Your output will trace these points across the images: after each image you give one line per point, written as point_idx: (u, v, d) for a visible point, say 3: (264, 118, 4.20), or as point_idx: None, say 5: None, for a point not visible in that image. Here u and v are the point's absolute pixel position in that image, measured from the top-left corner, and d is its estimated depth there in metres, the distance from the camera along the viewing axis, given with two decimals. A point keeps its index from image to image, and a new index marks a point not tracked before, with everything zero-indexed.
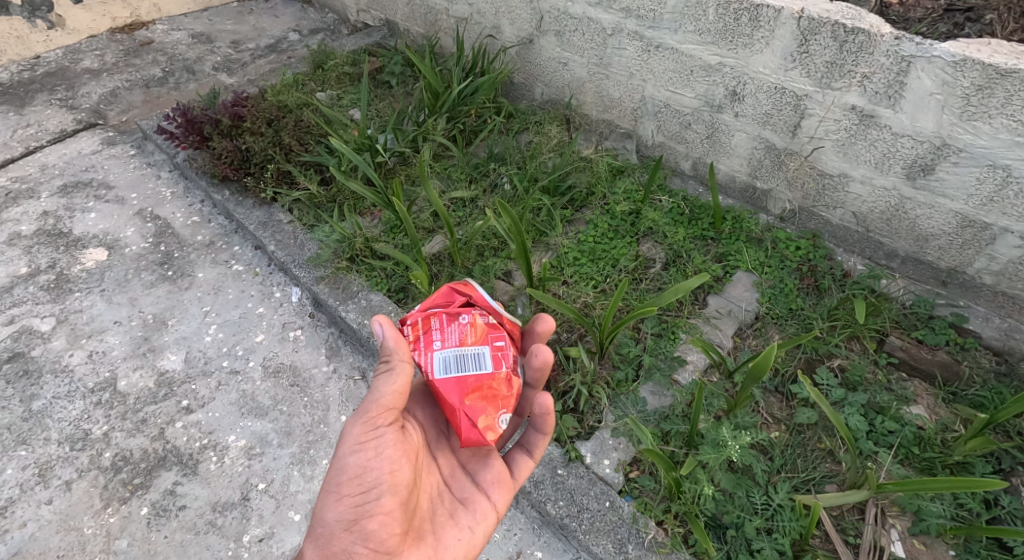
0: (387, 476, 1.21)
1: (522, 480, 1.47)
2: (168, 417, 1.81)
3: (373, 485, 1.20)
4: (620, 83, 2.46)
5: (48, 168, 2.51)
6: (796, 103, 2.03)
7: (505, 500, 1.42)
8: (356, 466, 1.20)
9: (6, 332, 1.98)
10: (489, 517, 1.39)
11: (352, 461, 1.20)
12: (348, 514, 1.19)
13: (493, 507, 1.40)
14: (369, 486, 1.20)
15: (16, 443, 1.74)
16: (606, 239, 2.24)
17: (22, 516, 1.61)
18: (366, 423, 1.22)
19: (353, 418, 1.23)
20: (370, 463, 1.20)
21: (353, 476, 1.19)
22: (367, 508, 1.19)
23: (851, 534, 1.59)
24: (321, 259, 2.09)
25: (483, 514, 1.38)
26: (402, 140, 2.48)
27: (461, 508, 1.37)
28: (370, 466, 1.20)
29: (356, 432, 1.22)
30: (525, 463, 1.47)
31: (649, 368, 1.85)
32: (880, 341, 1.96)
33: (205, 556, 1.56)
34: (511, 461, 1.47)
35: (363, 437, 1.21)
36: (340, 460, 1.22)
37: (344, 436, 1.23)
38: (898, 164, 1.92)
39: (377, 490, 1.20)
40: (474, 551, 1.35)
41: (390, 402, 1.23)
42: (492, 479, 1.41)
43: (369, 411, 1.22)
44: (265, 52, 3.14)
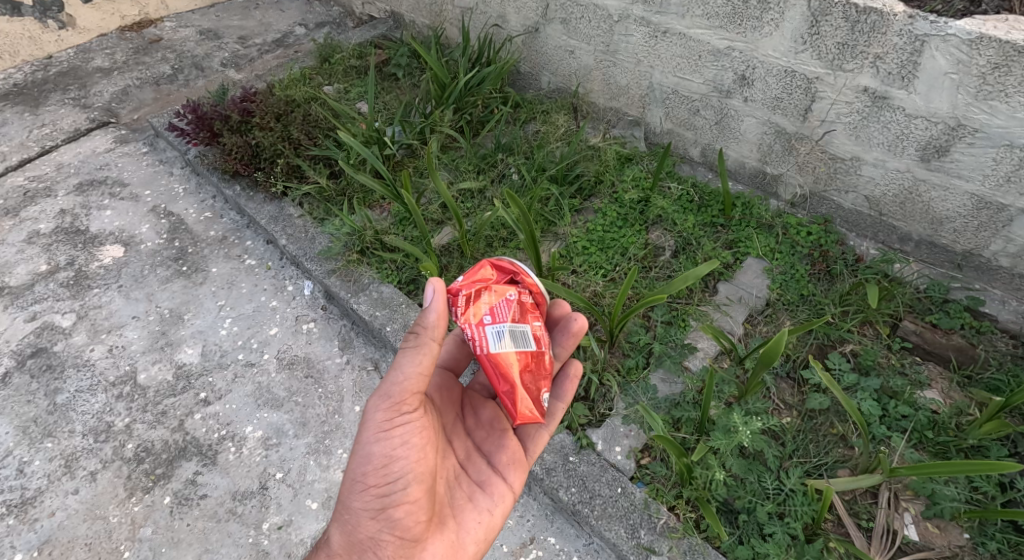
0: (412, 466, 1.21)
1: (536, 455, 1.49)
2: (187, 409, 1.85)
3: (398, 475, 1.20)
4: (628, 70, 2.44)
5: (64, 167, 2.55)
6: (807, 87, 2.01)
7: (521, 480, 1.44)
8: (380, 455, 1.20)
9: (29, 328, 2.03)
10: (507, 498, 1.42)
11: (376, 451, 1.20)
12: (374, 504, 1.21)
13: (510, 487, 1.42)
14: (394, 477, 1.20)
15: (42, 435, 1.78)
16: (615, 227, 2.24)
17: (50, 506, 1.65)
18: (388, 410, 1.20)
19: (377, 404, 1.21)
20: (394, 452, 1.20)
21: (379, 466, 1.20)
22: (392, 498, 1.21)
23: (864, 518, 1.59)
24: (333, 252, 2.11)
25: (501, 496, 1.41)
26: (410, 132, 2.49)
27: (478, 491, 1.40)
28: (394, 456, 1.20)
29: (379, 419, 1.20)
30: (540, 435, 1.48)
31: (660, 356, 1.85)
32: (893, 325, 1.96)
33: (227, 543, 1.59)
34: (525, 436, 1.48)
35: (386, 426, 1.20)
36: (364, 447, 1.21)
37: (366, 422, 1.21)
38: (912, 146, 1.90)
39: (402, 480, 1.21)
40: (494, 533, 1.39)
41: (413, 384, 1.20)
42: (509, 461, 1.44)
43: (393, 397, 1.20)
44: (272, 47, 3.15)
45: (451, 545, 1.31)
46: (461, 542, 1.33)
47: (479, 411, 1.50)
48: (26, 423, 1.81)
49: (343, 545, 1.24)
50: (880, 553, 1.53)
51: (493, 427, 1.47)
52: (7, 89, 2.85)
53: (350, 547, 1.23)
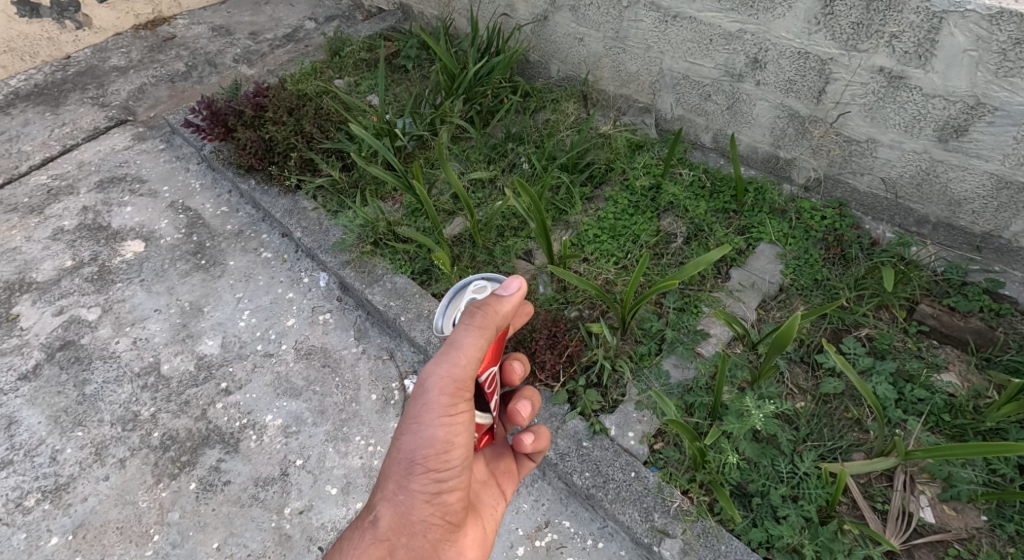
0: (468, 454, 1.19)
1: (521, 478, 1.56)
2: (209, 398, 1.89)
3: (457, 464, 1.18)
4: (637, 57, 2.44)
5: (85, 165, 2.61)
6: (821, 68, 1.99)
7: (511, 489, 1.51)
8: (443, 441, 1.15)
9: (57, 321, 2.08)
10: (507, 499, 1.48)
11: (439, 436, 1.15)
12: (432, 488, 1.17)
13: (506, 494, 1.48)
14: (454, 464, 1.17)
15: (73, 424, 1.84)
16: (627, 215, 2.24)
17: (82, 492, 1.71)
18: (454, 394, 1.15)
19: (441, 386, 1.14)
20: (456, 440, 1.16)
21: (440, 451, 1.15)
22: (448, 485, 1.18)
23: (879, 501, 1.60)
24: (347, 243, 2.15)
25: (502, 496, 1.47)
26: (420, 123, 2.50)
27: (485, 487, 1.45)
28: (456, 444, 1.17)
29: (444, 402, 1.14)
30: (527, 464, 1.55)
31: (672, 342, 1.87)
32: (910, 309, 1.95)
33: (251, 527, 1.64)
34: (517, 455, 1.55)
35: (451, 411, 1.15)
36: (426, 429, 1.15)
37: (428, 404, 1.15)
38: (930, 126, 1.88)
39: (460, 467, 1.18)
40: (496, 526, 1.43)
41: (467, 363, 1.15)
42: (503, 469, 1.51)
43: (457, 381, 1.15)
44: (283, 41, 3.18)
45: (477, 531, 1.33)
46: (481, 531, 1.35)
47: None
48: (57, 413, 1.86)
49: (391, 526, 1.17)
50: (896, 535, 1.53)
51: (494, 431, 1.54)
52: (28, 90, 2.91)
53: (398, 529, 1.17)
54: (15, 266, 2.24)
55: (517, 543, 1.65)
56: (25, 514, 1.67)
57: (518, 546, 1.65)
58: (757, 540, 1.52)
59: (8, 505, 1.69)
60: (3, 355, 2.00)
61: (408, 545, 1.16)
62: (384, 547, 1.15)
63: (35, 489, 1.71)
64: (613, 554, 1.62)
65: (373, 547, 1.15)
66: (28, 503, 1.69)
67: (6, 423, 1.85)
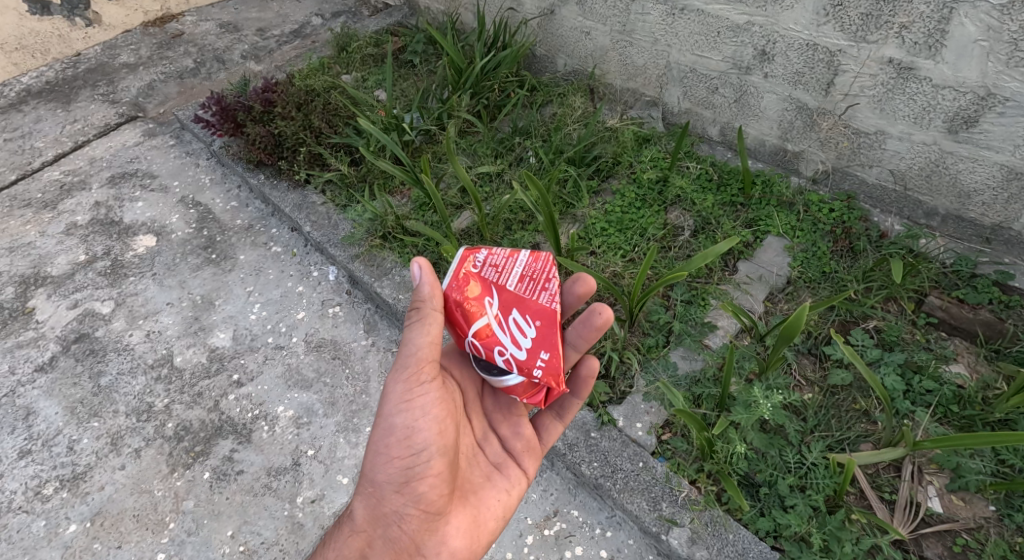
0: (434, 438, 1.25)
1: (550, 442, 1.55)
2: (221, 390, 1.92)
3: (422, 450, 1.25)
4: (645, 50, 2.44)
5: (97, 161, 2.63)
6: (830, 60, 1.99)
7: (534, 466, 1.50)
8: (403, 428, 1.25)
9: (72, 315, 2.11)
10: (523, 480, 1.48)
11: (398, 423, 1.25)
12: (399, 476, 1.25)
13: (520, 473, 1.48)
14: (418, 448, 1.24)
15: (89, 415, 1.87)
16: (634, 208, 2.24)
17: (99, 480, 1.73)
18: (410, 378, 1.26)
19: (397, 376, 1.26)
20: (416, 424, 1.25)
21: (401, 437, 1.24)
22: (417, 471, 1.25)
23: (887, 490, 1.60)
24: (355, 237, 2.16)
25: (519, 477, 1.47)
26: (428, 118, 2.50)
27: (493, 473, 1.45)
28: (417, 428, 1.25)
29: (401, 389, 1.25)
30: (555, 427, 1.55)
31: (680, 334, 1.87)
32: (918, 301, 1.94)
33: (264, 516, 1.66)
34: (540, 426, 1.55)
35: (408, 397, 1.25)
36: (388, 419, 1.26)
37: (390, 395, 1.27)
38: (939, 117, 1.87)
39: (425, 451, 1.25)
40: (507, 513, 1.43)
41: (421, 352, 1.25)
42: (523, 447, 1.49)
43: (411, 366, 1.25)
44: (290, 37, 3.19)
45: (472, 519, 1.36)
46: (479, 519, 1.37)
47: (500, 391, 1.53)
48: (73, 404, 1.89)
49: (367, 519, 1.28)
50: (903, 524, 1.54)
51: (513, 409, 1.51)
52: (39, 87, 2.94)
53: (374, 521, 1.27)
54: (30, 260, 2.27)
55: (526, 532, 1.67)
56: (43, 502, 1.70)
57: (527, 535, 1.66)
58: (765, 529, 1.53)
59: (26, 493, 1.72)
60: (19, 348, 2.03)
61: (383, 535, 1.26)
62: (362, 538, 1.27)
63: (53, 478, 1.74)
64: (621, 543, 1.63)
65: (353, 538, 1.27)
66: (47, 491, 1.72)
67: (24, 414, 1.88)
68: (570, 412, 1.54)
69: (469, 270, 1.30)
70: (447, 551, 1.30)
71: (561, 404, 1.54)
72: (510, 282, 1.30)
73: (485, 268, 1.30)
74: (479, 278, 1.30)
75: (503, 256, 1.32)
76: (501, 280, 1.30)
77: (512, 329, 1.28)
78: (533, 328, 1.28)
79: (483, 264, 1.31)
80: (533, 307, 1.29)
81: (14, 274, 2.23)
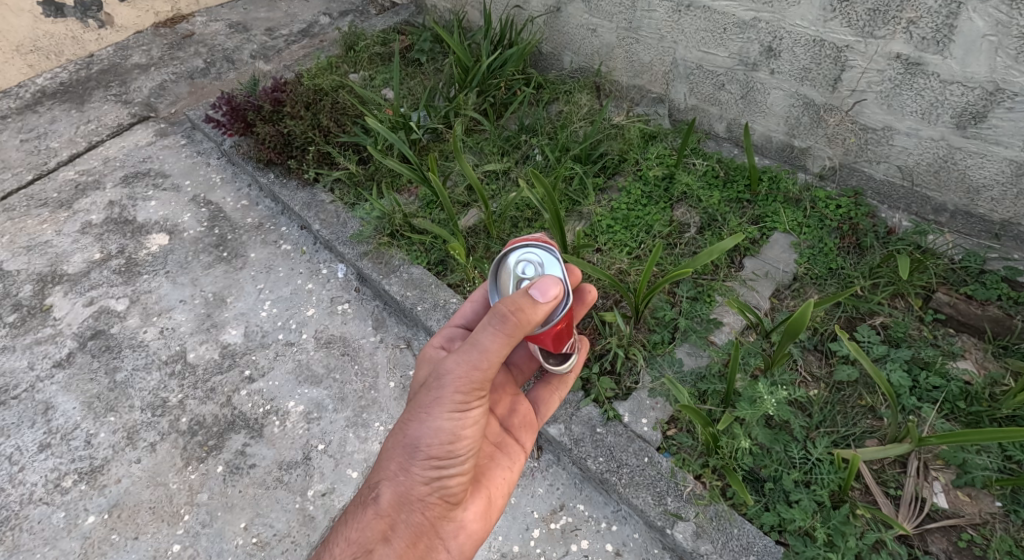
0: (472, 442, 1.27)
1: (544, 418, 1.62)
2: (234, 385, 1.95)
3: (460, 450, 1.26)
4: (651, 47, 2.44)
5: (110, 161, 2.67)
6: (837, 55, 1.99)
7: (530, 441, 1.56)
8: (449, 432, 1.23)
9: (88, 312, 2.15)
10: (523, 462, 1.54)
11: (445, 427, 1.23)
12: (433, 470, 1.26)
13: (523, 450, 1.53)
14: (457, 452, 1.26)
15: (106, 410, 1.90)
16: (640, 206, 2.25)
17: (116, 473, 1.77)
18: (469, 393, 1.22)
19: (456, 386, 1.20)
20: (462, 430, 1.24)
21: (446, 441, 1.23)
22: (450, 467, 1.27)
23: (892, 486, 1.61)
24: (364, 235, 2.18)
25: (518, 456, 1.52)
26: (435, 116, 2.52)
27: (499, 453, 1.49)
28: (463, 434, 1.25)
29: (455, 400, 1.21)
30: (552, 399, 1.61)
31: (685, 330, 1.89)
32: (926, 297, 1.95)
33: (276, 508, 1.70)
34: (538, 403, 1.60)
35: (461, 405, 1.23)
36: (433, 421, 1.23)
37: (439, 400, 1.21)
38: (947, 113, 1.87)
39: (463, 453, 1.27)
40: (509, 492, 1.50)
41: (489, 371, 1.20)
42: (519, 424, 1.55)
43: (474, 384, 1.20)
44: (299, 37, 3.22)
45: (485, 504, 1.41)
46: (490, 502, 1.42)
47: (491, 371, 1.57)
48: (90, 399, 1.93)
49: (391, 503, 1.27)
50: (908, 519, 1.55)
51: (504, 390, 1.57)
52: (54, 88, 2.98)
53: (399, 506, 1.27)
54: (47, 258, 2.31)
55: (533, 525, 1.69)
56: (63, 494, 1.74)
57: (534, 528, 1.68)
58: (769, 524, 1.54)
59: (46, 485, 1.76)
60: (37, 344, 2.08)
61: (407, 520, 1.27)
62: (385, 521, 1.26)
63: (72, 471, 1.78)
64: (627, 536, 1.65)
65: (376, 521, 1.26)
66: (66, 484, 1.76)
67: (43, 409, 1.92)
68: (565, 387, 1.62)
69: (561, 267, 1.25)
70: (462, 537, 1.34)
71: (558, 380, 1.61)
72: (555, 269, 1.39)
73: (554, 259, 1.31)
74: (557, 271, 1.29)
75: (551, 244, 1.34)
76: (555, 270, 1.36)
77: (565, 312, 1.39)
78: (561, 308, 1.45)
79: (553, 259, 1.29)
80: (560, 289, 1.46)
81: (32, 271, 2.28)
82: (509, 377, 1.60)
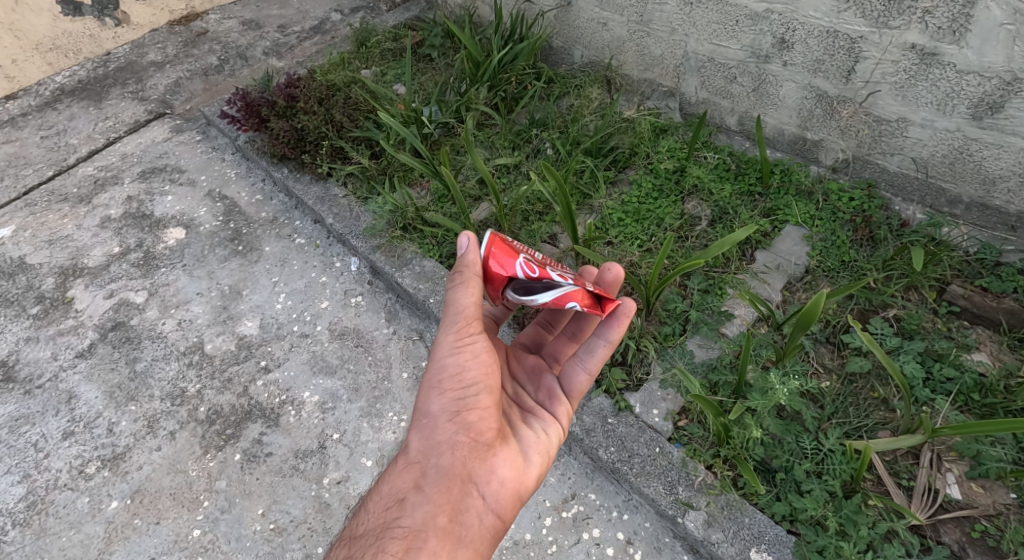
0: (483, 376, 1.29)
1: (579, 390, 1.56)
2: (250, 375, 1.98)
3: (473, 383, 1.29)
4: (662, 40, 2.44)
5: (128, 157, 2.72)
6: (851, 46, 1.97)
7: (567, 412, 1.54)
8: (454, 366, 1.29)
9: (108, 304, 2.19)
10: (558, 424, 1.50)
11: (450, 362, 1.29)
12: (451, 407, 1.28)
13: (556, 416, 1.51)
14: (468, 383, 1.28)
15: (127, 399, 1.94)
16: (651, 199, 2.26)
17: (137, 460, 1.81)
18: (461, 329, 1.29)
19: (448, 324, 1.30)
20: (468, 364, 1.29)
21: (453, 373, 1.28)
22: (468, 403, 1.28)
23: (905, 477, 1.61)
24: (377, 229, 2.21)
25: (551, 423, 1.49)
26: (446, 111, 2.54)
27: (532, 419, 1.48)
28: (468, 366, 1.29)
29: (452, 338, 1.29)
30: (581, 378, 1.55)
31: (697, 322, 1.89)
32: (940, 289, 1.93)
33: (293, 495, 1.73)
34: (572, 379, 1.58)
35: (459, 340, 1.29)
36: (439, 360, 1.30)
37: (440, 342, 1.31)
38: (963, 103, 1.86)
39: (476, 386, 1.29)
40: (550, 452, 1.45)
41: (471, 307, 1.29)
42: (551, 395, 1.54)
43: (461, 319, 1.29)
44: (311, 33, 3.24)
45: (516, 452, 1.37)
46: (524, 453, 1.39)
47: (521, 358, 1.63)
48: (111, 389, 1.97)
49: (419, 451, 1.30)
50: (921, 510, 1.55)
51: (537, 373, 1.59)
52: (72, 86, 3.03)
53: (426, 452, 1.29)
54: (68, 252, 2.36)
55: (544, 514, 1.71)
56: (87, 480, 1.78)
57: (546, 516, 1.70)
58: (780, 513, 1.55)
59: (71, 472, 1.80)
60: (60, 335, 2.12)
61: (436, 464, 1.27)
62: (415, 469, 1.28)
63: (95, 458, 1.82)
64: (638, 525, 1.66)
65: (407, 470, 1.29)
66: (90, 470, 1.80)
67: (66, 397, 1.96)
68: (598, 359, 1.53)
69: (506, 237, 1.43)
70: (495, 481, 1.31)
71: (588, 351, 1.54)
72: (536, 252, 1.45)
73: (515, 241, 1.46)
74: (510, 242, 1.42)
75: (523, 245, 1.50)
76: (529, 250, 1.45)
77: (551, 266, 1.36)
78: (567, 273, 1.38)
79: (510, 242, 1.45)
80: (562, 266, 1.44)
81: (53, 265, 2.32)
82: (541, 360, 1.63)
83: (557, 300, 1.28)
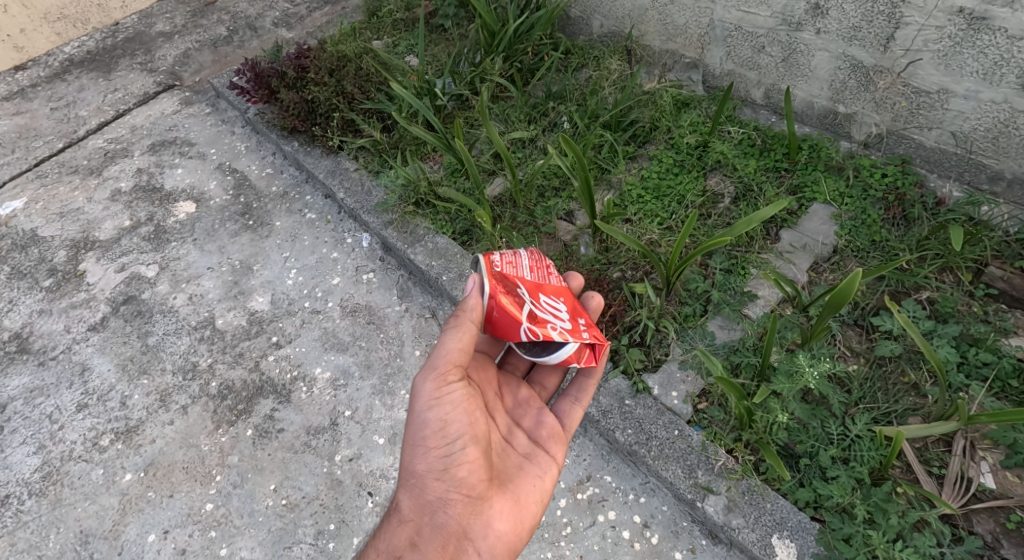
0: (466, 428, 1.31)
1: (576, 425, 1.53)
2: (261, 350, 1.96)
3: (455, 436, 1.29)
4: (686, 8, 2.34)
5: (138, 129, 2.69)
6: (891, 11, 1.86)
7: (563, 451, 1.47)
8: (436, 420, 1.29)
9: (119, 278, 2.18)
10: (555, 465, 1.45)
11: (431, 417, 1.29)
12: (438, 465, 1.28)
13: (555, 455, 1.46)
14: (453, 437, 1.29)
15: (139, 372, 1.93)
16: (671, 174, 2.18)
17: (151, 434, 1.80)
18: (438, 378, 1.30)
19: (427, 375, 1.31)
20: (448, 416, 1.29)
21: (436, 429, 1.28)
22: (454, 458, 1.28)
23: (936, 465, 1.54)
24: (389, 204, 2.15)
25: (549, 464, 1.44)
26: (459, 83, 2.47)
27: (527, 461, 1.43)
28: (451, 419, 1.29)
29: (431, 390, 1.30)
30: (575, 410, 1.52)
31: (718, 303, 1.81)
32: (978, 271, 1.84)
33: (305, 472, 1.71)
34: (562, 412, 1.53)
35: (437, 392, 1.29)
36: (419, 415, 1.30)
37: (419, 394, 1.31)
38: (1012, 72, 1.75)
39: (462, 440, 1.30)
40: (549, 496, 1.41)
41: (454, 355, 1.30)
42: (547, 434, 1.48)
43: (440, 366, 1.30)
44: (321, 4, 3.17)
45: (513, 503, 1.35)
46: (522, 502, 1.36)
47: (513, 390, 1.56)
48: (123, 362, 1.96)
49: (412, 509, 1.29)
50: (953, 498, 1.48)
51: (528, 405, 1.53)
52: (81, 57, 3.00)
53: (419, 510, 1.29)
54: (80, 225, 2.34)
55: (559, 496, 1.66)
56: (101, 452, 1.77)
57: (560, 498, 1.66)
58: (804, 500, 1.49)
59: (85, 443, 1.79)
60: (73, 308, 2.11)
61: (430, 522, 1.27)
62: (409, 527, 1.28)
63: (108, 430, 1.81)
64: (655, 509, 1.61)
65: (401, 528, 1.28)
66: (104, 442, 1.79)
67: (79, 370, 1.95)
68: (587, 392, 1.53)
69: (496, 265, 1.35)
70: (493, 535, 1.30)
71: (577, 387, 1.53)
72: (524, 272, 1.38)
73: (505, 263, 1.37)
74: (501, 271, 1.34)
75: (510, 254, 1.40)
76: (518, 272, 1.37)
77: (547, 309, 1.33)
78: (561, 304, 1.38)
79: (503, 261, 1.37)
80: (552, 288, 1.40)
81: (66, 238, 2.31)
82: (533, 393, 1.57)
83: (563, 361, 1.33)
